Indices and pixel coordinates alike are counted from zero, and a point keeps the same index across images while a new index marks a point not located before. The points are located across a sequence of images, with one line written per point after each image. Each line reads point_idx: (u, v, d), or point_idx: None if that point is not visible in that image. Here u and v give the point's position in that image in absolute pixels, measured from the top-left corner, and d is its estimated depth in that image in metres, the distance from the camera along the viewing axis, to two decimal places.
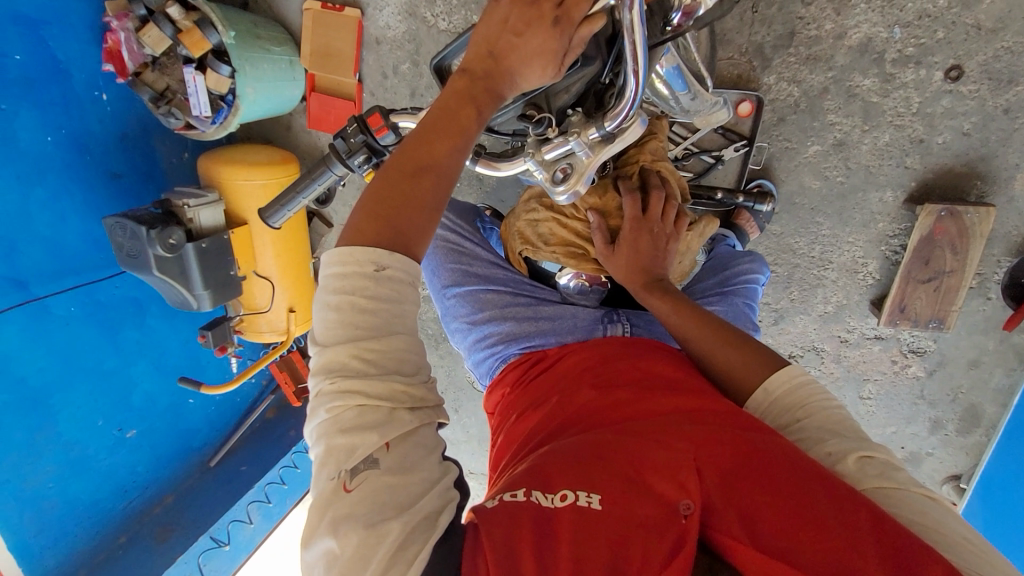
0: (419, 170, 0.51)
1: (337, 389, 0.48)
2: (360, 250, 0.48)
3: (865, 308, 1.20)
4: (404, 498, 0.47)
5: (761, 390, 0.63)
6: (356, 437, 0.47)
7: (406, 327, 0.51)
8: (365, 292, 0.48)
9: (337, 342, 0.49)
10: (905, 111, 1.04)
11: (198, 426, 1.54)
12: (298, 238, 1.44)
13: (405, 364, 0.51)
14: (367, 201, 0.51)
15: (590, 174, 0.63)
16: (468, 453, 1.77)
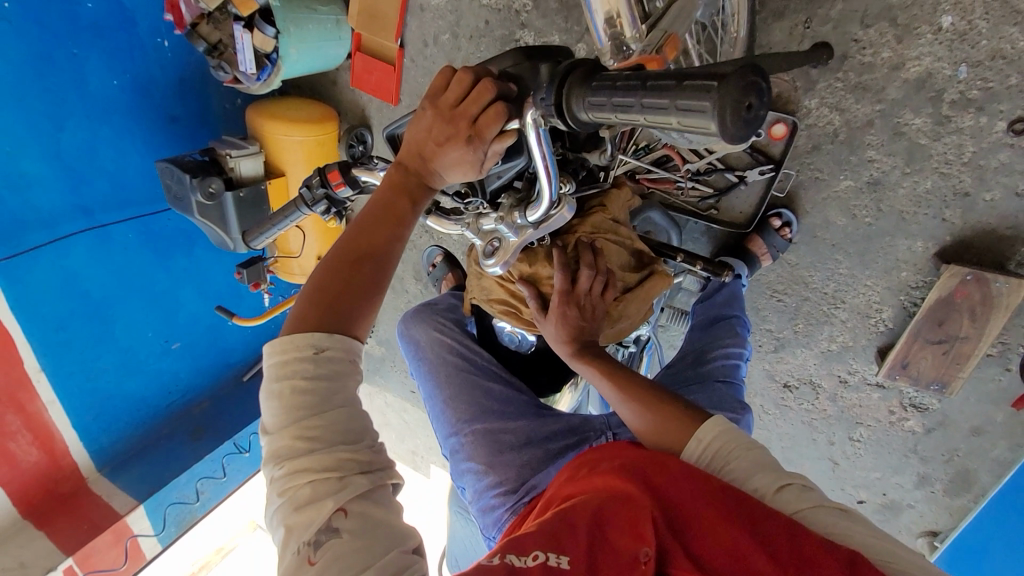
0: (361, 259, 0.57)
1: (282, 475, 0.49)
2: (301, 336, 0.51)
3: (870, 354, 1.16)
4: (365, 559, 0.46)
5: (692, 441, 0.63)
6: (311, 509, 0.47)
7: (346, 394, 0.52)
8: (302, 374, 0.50)
9: (280, 426, 0.50)
10: (954, 160, 0.94)
11: (234, 345, 1.73)
12: None
13: (347, 427, 0.51)
14: (313, 292, 0.55)
15: (515, 252, 0.70)
16: None
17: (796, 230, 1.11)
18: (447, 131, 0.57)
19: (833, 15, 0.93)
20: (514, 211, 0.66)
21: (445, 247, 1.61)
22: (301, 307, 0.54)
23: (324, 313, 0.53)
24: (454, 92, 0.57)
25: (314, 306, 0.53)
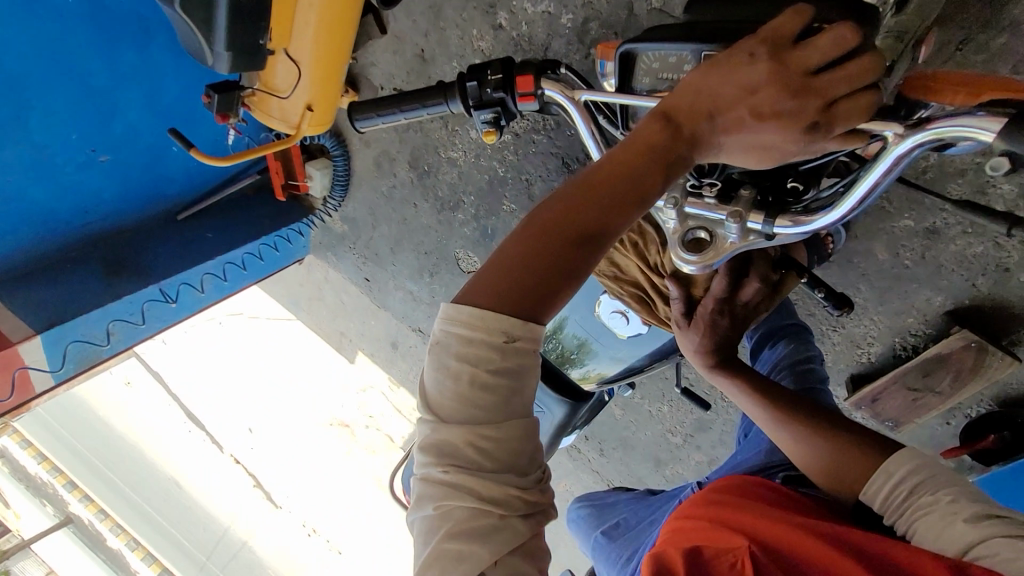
0: (580, 237, 0.48)
1: (443, 483, 0.46)
2: (491, 319, 0.45)
3: (841, 378, 1.24)
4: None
5: (883, 473, 0.67)
6: (467, 544, 0.44)
7: (517, 411, 0.46)
8: (489, 365, 0.45)
9: (454, 423, 0.45)
10: (1015, 235, 0.95)
11: (175, 175, 1.44)
12: (344, 32, 1.20)
13: (519, 459, 0.46)
14: (504, 259, 0.48)
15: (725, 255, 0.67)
16: (424, 314, 1.85)
17: (841, 243, 1.06)
18: (789, 104, 0.48)
19: (991, 48, 0.85)
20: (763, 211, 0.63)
21: (459, 143, 1.42)
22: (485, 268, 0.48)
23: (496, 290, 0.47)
24: (822, 55, 0.47)
25: (497, 276, 0.47)
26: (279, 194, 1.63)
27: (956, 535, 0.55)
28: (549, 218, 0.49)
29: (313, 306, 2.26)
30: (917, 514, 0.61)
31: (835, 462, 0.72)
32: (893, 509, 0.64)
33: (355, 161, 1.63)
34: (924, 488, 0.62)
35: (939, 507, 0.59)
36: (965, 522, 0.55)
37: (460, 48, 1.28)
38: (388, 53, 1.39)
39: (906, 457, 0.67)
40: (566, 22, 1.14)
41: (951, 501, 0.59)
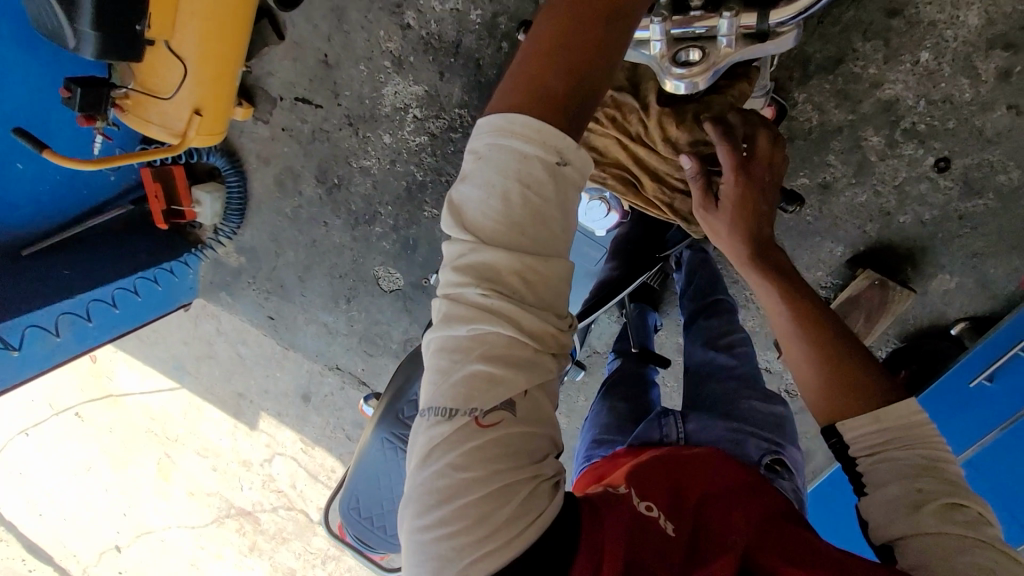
0: (614, 12, 0.51)
1: (483, 308, 0.50)
2: (532, 129, 0.48)
3: (769, 341, 1.30)
4: (526, 448, 0.52)
5: (872, 416, 0.68)
6: (506, 371, 0.50)
7: (555, 250, 0.51)
8: (538, 189, 0.48)
9: (499, 248, 0.48)
10: (888, 182, 1.10)
11: (18, 201, 1.24)
12: (238, 24, 1.10)
13: (555, 303, 0.52)
14: (524, 66, 0.51)
15: (717, 69, 0.69)
16: (343, 348, 1.69)
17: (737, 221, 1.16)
18: None
19: (846, 18, 0.99)
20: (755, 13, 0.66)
21: (372, 150, 1.35)
22: (508, 86, 0.51)
23: (535, 94, 0.49)
24: None
25: (527, 83, 0.50)
26: (161, 223, 1.44)
27: (926, 522, 0.59)
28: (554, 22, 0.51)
29: (203, 365, 1.96)
30: (885, 465, 0.66)
31: (837, 377, 0.72)
32: (860, 445, 0.68)
33: (253, 181, 1.49)
34: (895, 444, 0.66)
35: (911, 474, 0.63)
36: (934, 512, 0.60)
37: (367, 50, 1.24)
38: (286, 61, 1.31)
39: (895, 408, 0.67)
40: (475, 18, 1.15)
41: (930, 483, 0.62)
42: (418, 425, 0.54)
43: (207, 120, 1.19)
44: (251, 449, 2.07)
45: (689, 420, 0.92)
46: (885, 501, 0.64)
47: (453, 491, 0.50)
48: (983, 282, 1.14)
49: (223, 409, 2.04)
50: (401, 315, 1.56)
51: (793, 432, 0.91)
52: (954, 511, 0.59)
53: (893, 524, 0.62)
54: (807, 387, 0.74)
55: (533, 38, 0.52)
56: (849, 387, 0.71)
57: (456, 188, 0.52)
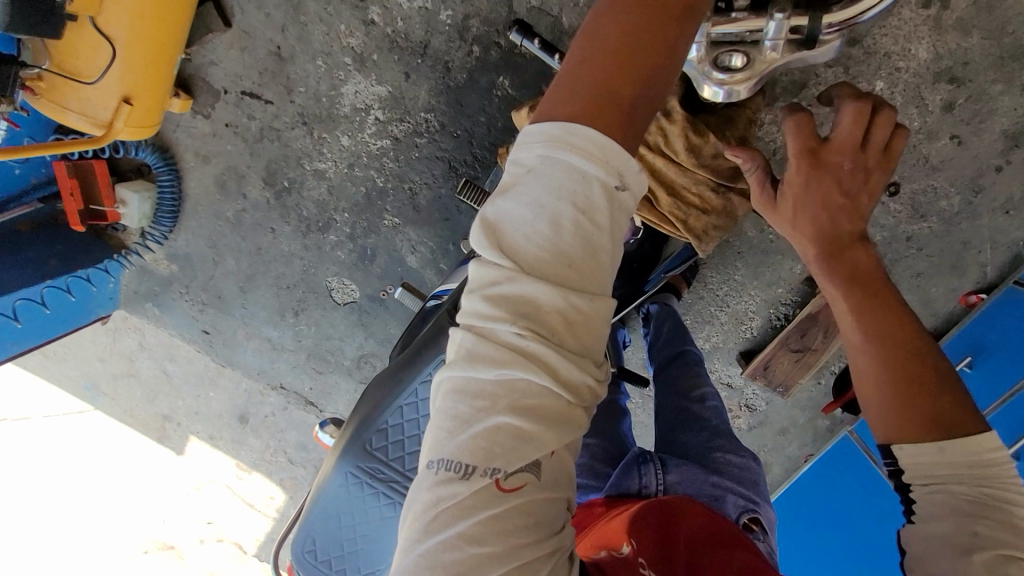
0: (685, 12, 0.47)
1: (515, 350, 0.43)
2: (586, 143, 0.43)
3: (732, 355, 1.31)
4: (545, 517, 0.47)
5: (937, 448, 0.61)
6: (536, 427, 0.44)
7: (600, 289, 0.46)
8: (591, 217, 0.44)
9: (542, 280, 0.43)
10: None
11: None
12: (179, 6, 0.99)
13: (595, 351, 0.46)
14: (583, 67, 0.46)
15: (760, 76, 0.68)
16: (288, 365, 1.56)
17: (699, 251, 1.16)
18: None
19: None
20: (804, 15, 0.63)
21: (327, 152, 1.26)
22: (563, 86, 0.46)
23: (599, 102, 0.45)
24: None
25: (586, 86, 0.45)
26: (76, 225, 1.27)
27: (971, 567, 0.55)
28: (621, 14, 0.46)
29: (121, 384, 1.75)
30: (942, 496, 0.61)
31: (920, 403, 0.62)
32: (919, 471, 0.62)
33: (189, 181, 1.35)
34: (952, 480, 0.61)
35: (968, 514, 0.59)
36: (984, 562, 0.55)
37: (325, 45, 1.16)
38: (233, 51, 1.20)
39: (966, 446, 0.60)
40: (445, 19, 1.09)
41: (991, 528, 0.57)
42: (419, 481, 0.47)
43: (138, 111, 1.06)
44: (177, 477, 1.86)
45: (670, 469, 0.85)
46: (932, 538, 0.60)
47: (463, 567, 0.43)
48: (925, 301, 1.21)
49: (144, 434, 1.81)
50: (356, 329, 1.46)
51: (768, 491, 0.89)
52: (1009, 564, 0.55)
53: (933, 560, 0.59)
54: (866, 403, 0.66)
55: (593, 34, 0.47)
56: (917, 411, 0.62)
57: (494, 202, 0.46)
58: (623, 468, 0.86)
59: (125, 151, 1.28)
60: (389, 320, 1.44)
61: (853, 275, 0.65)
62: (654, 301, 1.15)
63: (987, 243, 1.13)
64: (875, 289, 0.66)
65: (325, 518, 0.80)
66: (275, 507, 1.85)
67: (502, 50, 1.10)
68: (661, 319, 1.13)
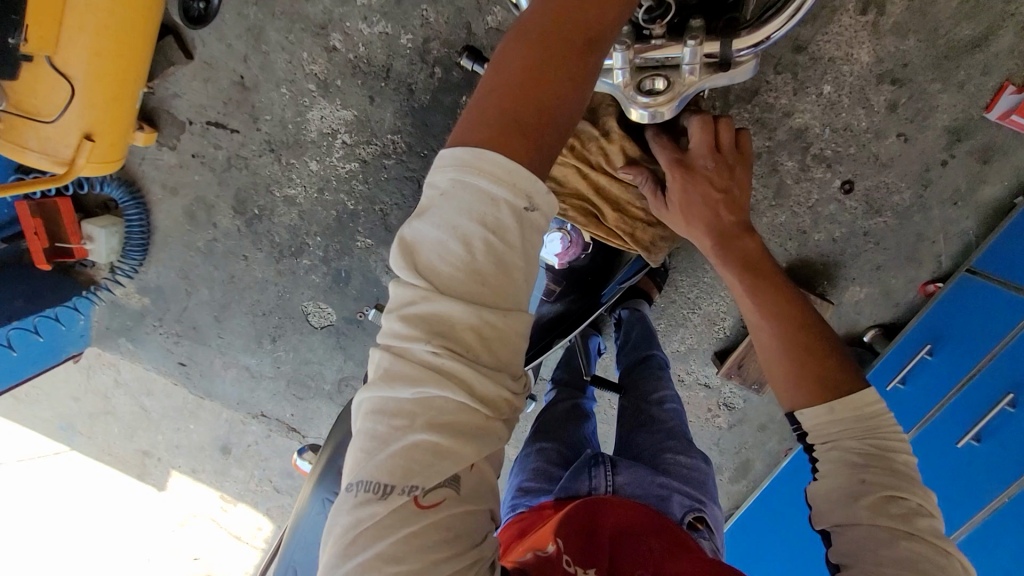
0: (589, 44, 0.47)
1: (430, 369, 0.43)
2: (491, 160, 0.43)
3: (707, 356, 1.34)
4: (465, 530, 0.47)
5: (826, 408, 0.69)
6: (453, 443, 0.44)
7: (516, 304, 0.46)
8: (503, 235, 0.44)
9: (454, 299, 0.43)
10: (803, 203, 1.19)
11: None
12: (137, 41, 1.00)
13: (513, 364, 0.46)
14: (491, 98, 0.46)
15: (682, 97, 0.71)
16: (268, 392, 1.55)
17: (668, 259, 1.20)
18: None
19: None
20: (717, 41, 0.65)
21: (296, 178, 1.26)
22: (472, 115, 0.46)
23: (507, 131, 0.44)
24: None
25: (495, 114, 0.45)
26: (42, 263, 1.26)
27: (861, 512, 0.62)
28: (526, 47, 0.46)
29: (98, 423, 1.71)
30: (836, 452, 0.68)
31: (805, 367, 0.72)
32: (820, 433, 0.70)
33: (157, 213, 1.34)
34: (848, 439, 0.68)
35: (859, 465, 0.65)
36: (870, 505, 0.62)
37: (288, 73, 1.17)
38: (195, 82, 1.20)
39: (850, 400, 0.68)
40: (405, 43, 1.11)
41: (876, 475, 0.63)
42: (341, 502, 0.47)
43: (100, 147, 1.06)
44: (160, 513, 1.82)
45: (620, 471, 0.85)
46: (830, 491, 0.66)
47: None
48: (886, 292, 1.25)
49: (123, 471, 1.77)
50: (334, 353, 1.46)
51: (714, 490, 0.89)
52: (891, 504, 0.61)
53: (834, 513, 0.65)
54: (773, 379, 0.75)
55: (501, 65, 0.46)
56: (810, 375, 0.71)
57: (412, 223, 0.46)
58: (574, 471, 0.86)
59: (89, 187, 1.27)
60: (368, 341, 1.44)
61: (744, 266, 0.78)
62: (624, 307, 1.18)
63: (939, 234, 1.18)
64: (767, 276, 0.77)
65: (306, 546, 0.75)
66: (262, 538, 1.82)
67: (464, 70, 1.12)
68: (631, 324, 1.15)
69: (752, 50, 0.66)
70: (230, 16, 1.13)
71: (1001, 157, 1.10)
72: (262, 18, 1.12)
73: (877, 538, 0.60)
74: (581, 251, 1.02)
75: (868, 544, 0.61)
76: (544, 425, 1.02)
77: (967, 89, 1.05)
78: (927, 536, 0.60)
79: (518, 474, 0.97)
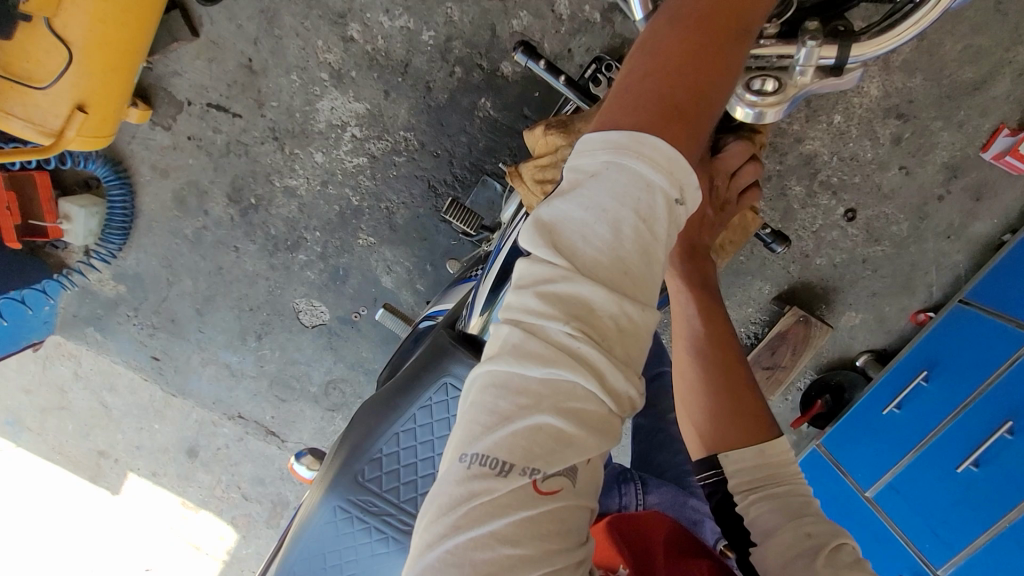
0: (739, 31, 0.46)
1: (564, 351, 0.41)
2: (652, 148, 0.41)
3: None
4: (575, 526, 0.43)
5: (760, 449, 0.68)
6: (578, 431, 0.41)
7: (651, 299, 0.44)
8: (650, 222, 0.42)
9: (597, 284, 0.41)
10: (807, 228, 1.21)
11: None
12: (143, 11, 0.94)
13: (641, 361, 0.44)
14: (648, 81, 0.44)
15: (792, 101, 0.62)
16: (247, 393, 1.46)
17: None
18: None
19: None
20: (835, 44, 0.57)
21: (299, 169, 1.21)
22: (626, 99, 0.44)
23: (669, 115, 0.43)
24: None
25: (656, 98, 0.44)
26: (11, 240, 1.16)
27: (822, 569, 0.57)
28: (684, 31, 0.45)
29: (50, 419, 1.58)
30: (766, 504, 0.65)
31: (732, 410, 0.70)
32: (744, 477, 0.68)
33: (143, 196, 1.26)
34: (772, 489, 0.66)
35: (796, 514, 0.62)
36: (827, 560, 0.57)
37: (301, 59, 1.13)
38: (199, 61, 1.14)
39: (772, 449, 0.68)
40: (427, 40, 1.09)
41: (817, 525, 0.61)
42: (447, 473, 0.43)
43: (93, 120, 0.98)
44: (113, 521, 1.69)
45: (650, 490, 0.85)
46: (778, 552, 0.60)
47: (496, 568, 0.40)
48: (880, 319, 1.29)
49: (74, 473, 1.63)
50: (324, 354, 1.39)
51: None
52: (842, 553, 0.59)
53: None
54: (699, 404, 0.72)
55: (655, 49, 0.46)
56: (742, 415, 0.70)
57: (551, 203, 0.44)
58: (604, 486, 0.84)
59: (71, 164, 1.19)
60: (361, 344, 1.38)
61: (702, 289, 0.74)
62: None
63: (933, 265, 1.22)
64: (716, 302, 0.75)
65: (308, 560, 0.69)
66: (225, 549, 1.70)
67: (484, 72, 1.11)
68: None
69: (874, 56, 0.57)
70: None
71: (992, 195, 1.15)
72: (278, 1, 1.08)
73: None
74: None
75: None
76: None
77: (965, 129, 1.10)
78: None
79: None
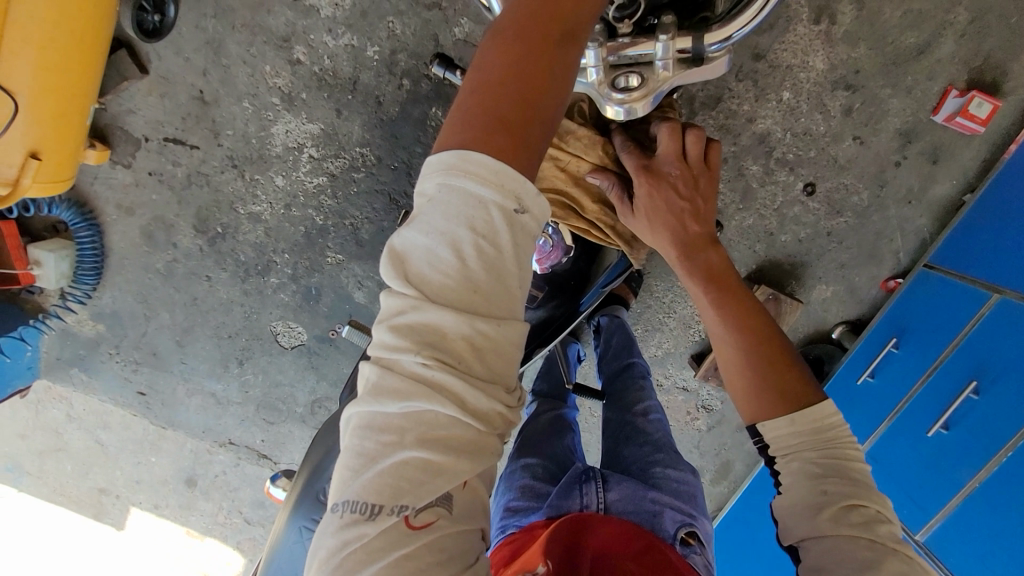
0: (564, 33, 0.48)
1: (419, 381, 0.44)
2: (487, 164, 0.44)
3: (684, 359, 1.34)
4: (458, 551, 0.48)
5: (788, 419, 0.70)
6: (445, 459, 0.45)
7: (513, 313, 0.46)
8: (493, 238, 0.44)
9: (446, 310, 0.43)
10: (768, 206, 1.22)
11: None
12: (84, 55, 0.95)
13: (507, 374, 0.47)
14: (473, 99, 0.47)
15: (657, 93, 0.71)
16: (236, 418, 1.48)
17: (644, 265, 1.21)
18: None
19: None
20: (688, 36, 0.66)
21: (261, 194, 1.22)
22: (456, 117, 0.47)
23: (491, 129, 0.45)
24: None
25: (480, 113, 0.46)
26: None
27: (824, 524, 0.62)
28: (504, 45, 0.47)
29: (48, 461, 1.60)
30: (799, 463, 0.69)
31: (758, 383, 0.73)
32: (780, 443, 0.71)
33: (111, 235, 1.27)
34: (803, 452, 0.69)
35: (818, 475, 0.67)
36: (830, 516, 0.63)
37: (250, 86, 1.14)
38: (151, 98, 1.16)
39: (806, 412, 0.70)
40: (372, 55, 1.10)
41: (835, 484, 0.65)
42: (326, 525, 0.47)
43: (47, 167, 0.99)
44: (118, 556, 1.70)
45: (611, 487, 0.85)
46: (794, 503, 0.67)
47: None
48: (851, 290, 1.29)
49: (76, 512, 1.65)
50: (306, 373, 1.41)
51: (705, 506, 0.89)
52: (851, 513, 0.62)
53: (797, 525, 0.66)
54: (733, 391, 0.76)
55: (479, 66, 0.48)
56: (772, 390, 0.72)
57: (402, 231, 0.47)
58: (564, 487, 0.85)
59: (35, 211, 1.20)
60: (341, 360, 1.39)
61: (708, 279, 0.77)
62: (603, 314, 1.18)
63: (897, 232, 1.23)
64: (729, 287, 0.77)
65: None
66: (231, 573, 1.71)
67: (432, 81, 1.12)
68: (611, 330, 1.15)
69: (720, 45, 0.67)
70: (189, 29, 1.09)
71: (949, 156, 1.15)
72: (222, 31, 1.09)
73: (846, 543, 0.60)
74: (564, 254, 1.02)
75: (833, 553, 0.60)
76: (527, 440, 1.02)
77: (914, 94, 1.11)
78: (889, 542, 0.60)
79: (505, 493, 0.95)
